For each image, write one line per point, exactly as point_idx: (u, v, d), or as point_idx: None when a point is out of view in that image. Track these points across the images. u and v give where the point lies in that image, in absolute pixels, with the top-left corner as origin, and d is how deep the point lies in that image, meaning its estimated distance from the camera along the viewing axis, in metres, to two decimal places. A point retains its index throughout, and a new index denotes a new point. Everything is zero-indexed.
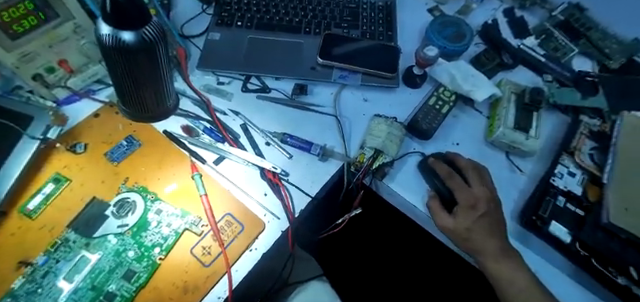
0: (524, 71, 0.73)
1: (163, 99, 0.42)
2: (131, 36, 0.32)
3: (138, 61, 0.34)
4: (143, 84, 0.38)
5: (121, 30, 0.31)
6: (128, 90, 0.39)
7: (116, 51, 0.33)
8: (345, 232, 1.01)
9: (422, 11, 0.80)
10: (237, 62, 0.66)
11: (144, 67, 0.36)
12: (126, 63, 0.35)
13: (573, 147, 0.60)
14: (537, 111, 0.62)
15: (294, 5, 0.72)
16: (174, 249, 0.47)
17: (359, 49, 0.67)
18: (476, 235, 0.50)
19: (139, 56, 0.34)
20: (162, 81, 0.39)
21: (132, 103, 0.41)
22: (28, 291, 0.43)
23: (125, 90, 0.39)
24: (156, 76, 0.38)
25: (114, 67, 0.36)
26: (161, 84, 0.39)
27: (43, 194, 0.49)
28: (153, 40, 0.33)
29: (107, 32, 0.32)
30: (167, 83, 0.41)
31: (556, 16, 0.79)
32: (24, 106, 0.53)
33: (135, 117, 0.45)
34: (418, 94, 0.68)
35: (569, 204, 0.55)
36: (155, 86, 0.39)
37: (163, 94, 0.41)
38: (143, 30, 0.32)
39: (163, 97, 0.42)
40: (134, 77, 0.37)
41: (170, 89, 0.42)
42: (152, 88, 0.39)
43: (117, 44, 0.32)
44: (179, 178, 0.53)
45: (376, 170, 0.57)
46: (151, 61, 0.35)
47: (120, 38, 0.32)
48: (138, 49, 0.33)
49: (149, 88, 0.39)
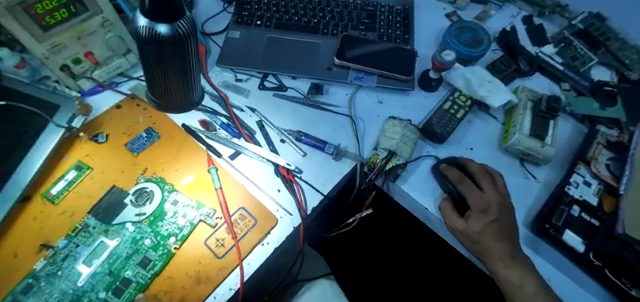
0: (540, 78, 0.73)
1: (189, 91, 0.43)
2: (166, 29, 0.33)
3: (169, 54, 0.36)
4: (172, 76, 0.40)
5: (157, 22, 0.32)
6: (157, 81, 0.40)
7: (150, 44, 0.34)
8: (355, 233, 1.02)
9: (439, 16, 0.80)
10: (255, 61, 0.67)
11: (175, 59, 0.37)
12: (158, 55, 0.36)
13: (589, 157, 0.60)
14: (553, 119, 0.61)
15: (312, 7, 0.74)
16: (189, 239, 0.49)
17: (374, 51, 0.68)
18: (487, 239, 0.50)
19: (171, 50, 0.35)
20: (190, 74, 0.40)
21: (160, 94, 0.43)
22: (48, 273, 0.44)
23: (154, 80, 0.41)
24: (184, 68, 0.39)
25: (146, 58, 0.37)
26: (189, 77, 0.41)
27: (66, 180, 0.51)
28: (186, 35, 0.34)
29: (144, 24, 0.33)
30: (195, 77, 0.42)
31: (575, 25, 0.77)
32: (49, 94, 0.54)
33: (161, 108, 0.47)
34: (433, 98, 0.68)
35: (584, 214, 0.54)
36: (183, 77, 0.40)
37: (190, 88, 0.43)
38: (177, 25, 0.33)
39: (189, 90, 0.43)
40: (165, 67, 0.38)
41: (197, 83, 0.44)
42: (180, 81, 0.41)
43: (151, 36, 0.33)
44: (195, 171, 0.55)
45: (389, 171, 0.57)
46: (182, 54, 0.36)
47: (156, 31, 0.33)
48: (172, 41, 0.34)
49: (177, 80, 0.40)
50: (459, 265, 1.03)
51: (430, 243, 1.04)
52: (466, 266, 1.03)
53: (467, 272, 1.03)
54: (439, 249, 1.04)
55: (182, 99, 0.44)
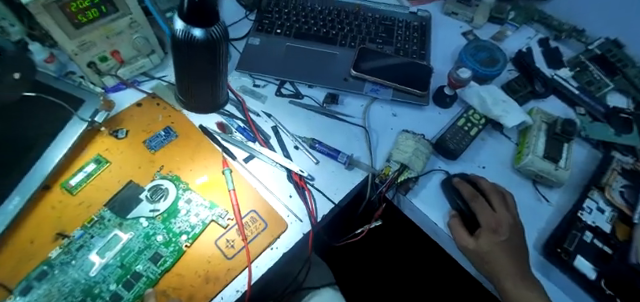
0: (555, 101, 0.73)
1: (215, 91, 0.48)
2: (200, 32, 0.38)
3: (201, 56, 0.41)
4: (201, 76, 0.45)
5: (194, 27, 0.38)
6: (188, 79, 0.46)
7: (186, 45, 0.39)
8: (362, 244, 1.02)
9: (456, 33, 0.81)
10: (273, 68, 0.69)
11: (206, 61, 0.42)
12: (192, 56, 0.41)
13: (603, 183, 0.60)
14: (568, 142, 0.62)
15: (332, 19, 0.75)
16: (200, 238, 0.49)
17: (391, 65, 0.69)
18: (497, 259, 0.50)
19: (203, 52, 0.40)
20: (217, 75, 0.46)
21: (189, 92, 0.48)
22: (62, 262, 0.45)
23: (185, 79, 0.46)
24: (213, 70, 0.44)
25: (180, 58, 0.42)
26: (216, 78, 0.46)
27: (85, 172, 0.53)
28: (217, 39, 0.40)
29: (181, 27, 0.37)
30: (221, 79, 0.47)
31: (592, 50, 0.78)
32: (75, 89, 0.56)
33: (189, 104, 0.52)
34: (447, 115, 0.68)
35: (596, 240, 0.54)
36: (211, 78, 0.45)
37: (216, 88, 0.48)
38: (210, 29, 0.38)
39: (215, 90, 0.48)
40: (196, 68, 0.43)
41: (222, 86, 0.49)
42: (208, 81, 0.46)
43: (187, 39, 0.38)
44: (210, 171, 0.56)
45: (401, 184, 0.58)
46: (212, 57, 0.41)
47: (191, 34, 0.38)
48: (204, 44, 0.39)
49: (206, 80, 0.46)
50: (466, 283, 1.01)
51: (437, 259, 1.03)
52: (473, 284, 1.01)
53: (475, 291, 1.01)
54: (446, 265, 1.03)
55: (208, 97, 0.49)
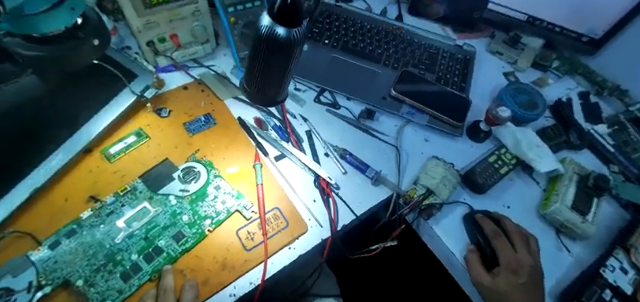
0: (588, 154, 0.73)
1: (281, 94, 0.43)
2: (284, 33, 0.33)
3: (278, 57, 0.35)
4: (272, 78, 0.40)
5: (278, 25, 0.32)
6: (256, 80, 0.41)
7: (265, 44, 0.34)
8: (371, 261, 1.00)
9: (497, 72, 0.82)
10: (316, 75, 0.70)
11: (279, 64, 0.37)
12: (268, 56, 0.36)
13: (630, 243, 0.58)
14: (598, 197, 0.61)
15: (379, 38, 0.77)
16: (222, 225, 0.51)
17: (431, 92, 0.70)
18: (513, 301, 0.50)
19: (282, 53, 0.35)
20: (288, 79, 0.40)
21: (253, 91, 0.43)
22: (91, 224, 0.47)
23: (253, 78, 0.41)
24: (285, 74, 0.39)
25: (256, 56, 0.37)
26: (286, 81, 0.41)
27: (125, 143, 0.55)
28: (299, 41, 0.34)
29: (266, 25, 0.33)
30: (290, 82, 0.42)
31: (632, 111, 0.76)
32: (131, 63, 0.59)
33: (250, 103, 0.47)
34: (479, 149, 0.68)
35: (615, 300, 0.53)
36: (281, 81, 0.40)
37: (283, 91, 0.43)
38: (293, 31, 0.33)
39: (281, 92, 0.43)
40: (269, 69, 0.38)
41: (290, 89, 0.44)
42: (277, 84, 0.41)
43: (270, 37, 0.33)
44: (241, 163, 0.57)
45: (424, 209, 0.58)
46: (289, 59, 0.36)
47: (275, 32, 0.33)
48: (286, 45, 0.34)
49: (275, 83, 0.40)
50: None
51: (446, 289, 1.00)
52: None
53: None
54: (455, 297, 0.99)
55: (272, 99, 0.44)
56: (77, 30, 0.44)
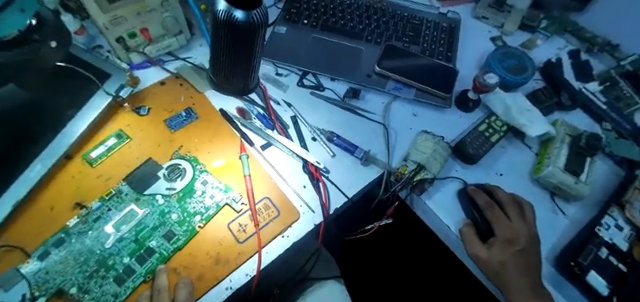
0: (580, 115, 0.71)
1: (247, 76, 0.51)
2: (242, 15, 0.40)
3: (240, 39, 0.43)
4: (239, 62, 0.48)
5: (235, 9, 0.40)
6: (223, 61, 0.48)
7: (226, 27, 0.42)
8: (371, 240, 1.01)
9: (484, 38, 0.80)
10: (297, 58, 0.68)
11: (245, 45, 0.44)
12: (230, 40, 0.44)
13: (624, 200, 0.58)
14: (591, 157, 0.60)
15: (360, 13, 0.75)
16: (213, 220, 0.50)
17: (416, 65, 0.68)
18: (510, 270, 0.50)
19: (243, 35, 0.42)
20: (252, 61, 0.48)
21: (222, 74, 0.51)
22: (79, 231, 0.46)
23: (221, 62, 0.49)
24: (249, 56, 0.47)
25: (220, 41, 0.45)
26: (251, 65, 0.49)
27: (106, 146, 0.53)
28: (258, 23, 0.41)
29: (223, 8, 0.40)
30: (254, 66, 0.50)
31: (624, 65, 0.74)
32: (103, 63, 0.57)
33: (220, 88, 0.55)
34: (468, 119, 0.67)
35: (612, 257, 0.53)
36: (246, 64, 0.48)
37: (250, 74, 0.51)
38: (252, 13, 0.40)
39: (248, 75, 0.51)
40: (232, 51, 0.46)
41: (256, 72, 0.51)
42: (243, 67, 0.49)
43: (227, 19, 0.41)
44: (227, 155, 0.56)
45: (416, 184, 0.57)
46: (251, 41, 0.44)
47: (233, 15, 0.40)
48: (245, 28, 0.41)
49: (242, 66, 0.48)
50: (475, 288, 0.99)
51: (446, 261, 1.01)
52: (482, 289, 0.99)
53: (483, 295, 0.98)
54: (454, 269, 1.01)
55: (239, 80, 0.51)
56: (32, 32, 0.43)
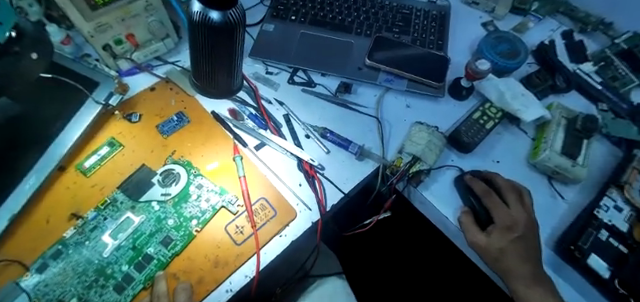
0: (576, 96, 0.71)
1: (229, 72, 0.53)
2: (217, 15, 0.42)
3: (218, 38, 0.45)
4: (219, 60, 0.50)
5: (210, 9, 0.42)
6: (204, 60, 0.51)
7: (202, 26, 0.44)
8: (370, 233, 1.01)
9: (476, 24, 0.79)
10: (287, 55, 0.68)
11: (223, 43, 0.47)
12: (208, 40, 0.46)
13: (623, 181, 0.58)
14: (587, 139, 0.60)
15: (348, 6, 0.74)
16: (210, 223, 0.50)
17: (406, 56, 0.67)
18: (510, 257, 0.49)
19: (222, 34, 0.45)
20: (234, 58, 0.50)
21: (205, 71, 0.54)
22: (76, 242, 0.46)
23: (202, 61, 0.51)
24: (229, 54, 0.49)
25: (198, 41, 0.47)
26: (233, 62, 0.51)
27: (99, 155, 0.53)
28: (235, 22, 0.44)
29: (198, 9, 0.42)
30: (236, 63, 0.52)
31: (619, 44, 0.73)
32: (92, 72, 0.57)
33: (205, 85, 0.58)
34: (462, 108, 0.67)
35: (612, 239, 0.53)
36: (228, 61, 0.50)
37: (232, 70, 0.53)
38: (228, 12, 0.43)
39: (230, 71, 0.53)
40: (212, 49, 0.48)
41: (238, 68, 0.54)
42: (224, 64, 0.51)
43: (203, 20, 0.43)
44: (221, 157, 0.56)
45: (412, 176, 0.57)
46: (231, 40, 0.46)
47: (209, 16, 0.42)
48: (222, 27, 0.43)
49: (223, 63, 0.51)
50: (474, 275, 1.01)
51: (445, 250, 1.02)
52: (481, 276, 1.01)
53: (482, 282, 1.00)
54: (453, 257, 1.02)
55: (223, 77, 0.54)
56: (12, 44, 0.43)
